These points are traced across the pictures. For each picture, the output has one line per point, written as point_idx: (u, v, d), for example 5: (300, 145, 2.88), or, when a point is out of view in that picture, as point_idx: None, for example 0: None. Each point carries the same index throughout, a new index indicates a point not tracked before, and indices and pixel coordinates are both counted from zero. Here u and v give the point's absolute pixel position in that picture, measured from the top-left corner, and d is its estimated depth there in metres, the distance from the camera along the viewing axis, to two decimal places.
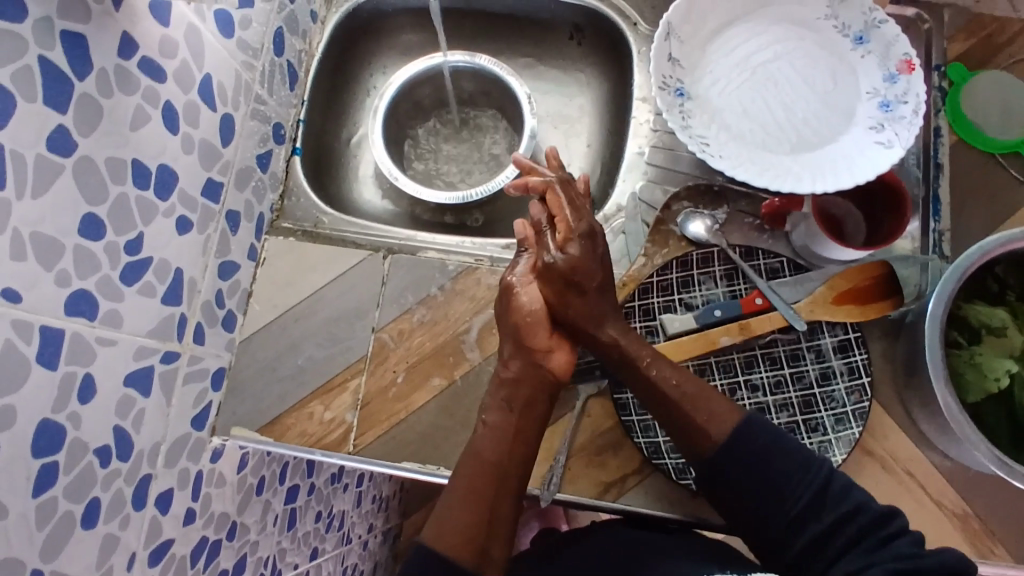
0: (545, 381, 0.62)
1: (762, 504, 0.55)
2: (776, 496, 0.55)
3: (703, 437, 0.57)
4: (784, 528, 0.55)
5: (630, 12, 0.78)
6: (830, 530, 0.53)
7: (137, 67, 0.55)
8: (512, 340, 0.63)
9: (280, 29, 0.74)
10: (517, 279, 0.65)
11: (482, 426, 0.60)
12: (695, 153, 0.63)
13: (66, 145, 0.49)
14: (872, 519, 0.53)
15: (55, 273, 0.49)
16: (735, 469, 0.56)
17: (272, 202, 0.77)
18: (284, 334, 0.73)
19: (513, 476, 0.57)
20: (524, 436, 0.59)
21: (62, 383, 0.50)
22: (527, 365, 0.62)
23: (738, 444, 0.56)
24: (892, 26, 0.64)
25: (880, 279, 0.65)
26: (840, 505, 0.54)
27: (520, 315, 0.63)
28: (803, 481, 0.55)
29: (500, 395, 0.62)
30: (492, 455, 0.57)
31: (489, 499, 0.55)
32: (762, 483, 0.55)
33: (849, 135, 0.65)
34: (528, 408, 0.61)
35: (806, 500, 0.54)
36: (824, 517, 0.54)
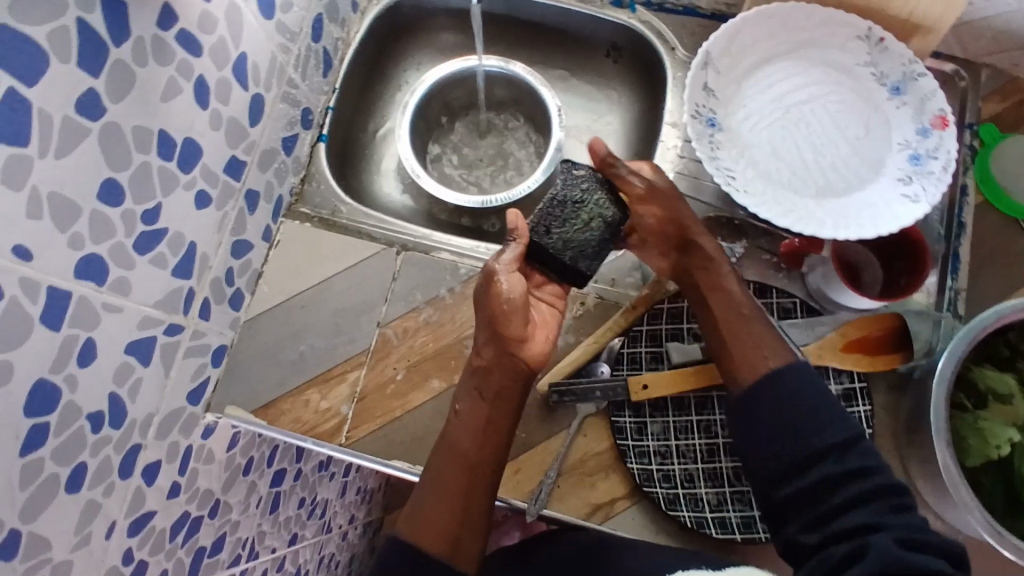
0: (519, 371, 0.61)
1: (786, 435, 0.54)
2: (803, 433, 0.54)
3: (761, 355, 0.58)
4: (798, 464, 0.53)
5: (670, 38, 0.78)
6: (841, 479, 0.52)
7: (173, 39, 0.55)
8: (487, 323, 0.61)
9: (320, 16, 0.74)
10: (502, 267, 0.61)
11: (455, 415, 0.60)
12: (720, 185, 0.63)
13: (95, 109, 0.49)
14: (889, 481, 0.51)
15: (69, 235, 0.49)
16: (780, 394, 0.55)
17: (293, 186, 0.77)
18: (290, 319, 0.73)
19: (486, 463, 0.57)
20: (496, 424, 0.59)
21: (62, 345, 0.50)
22: (502, 354, 0.60)
23: (788, 375, 0.56)
24: (930, 80, 0.63)
25: (892, 331, 0.65)
26: (864, 459, 0.52)
27: (499, 303, 0.60)
28: (833, 427, 0.54)
29: (473, 382, 0.61)
30: (465, 443, 0.57)
31: (462, 485, 0.56)
32: (795, 413, 0.55)
33: (877, 184, 0.64)
34: (500, 397, 0.60)
35: (829, 441, 0.53)
36: (843, 462, 0.52)
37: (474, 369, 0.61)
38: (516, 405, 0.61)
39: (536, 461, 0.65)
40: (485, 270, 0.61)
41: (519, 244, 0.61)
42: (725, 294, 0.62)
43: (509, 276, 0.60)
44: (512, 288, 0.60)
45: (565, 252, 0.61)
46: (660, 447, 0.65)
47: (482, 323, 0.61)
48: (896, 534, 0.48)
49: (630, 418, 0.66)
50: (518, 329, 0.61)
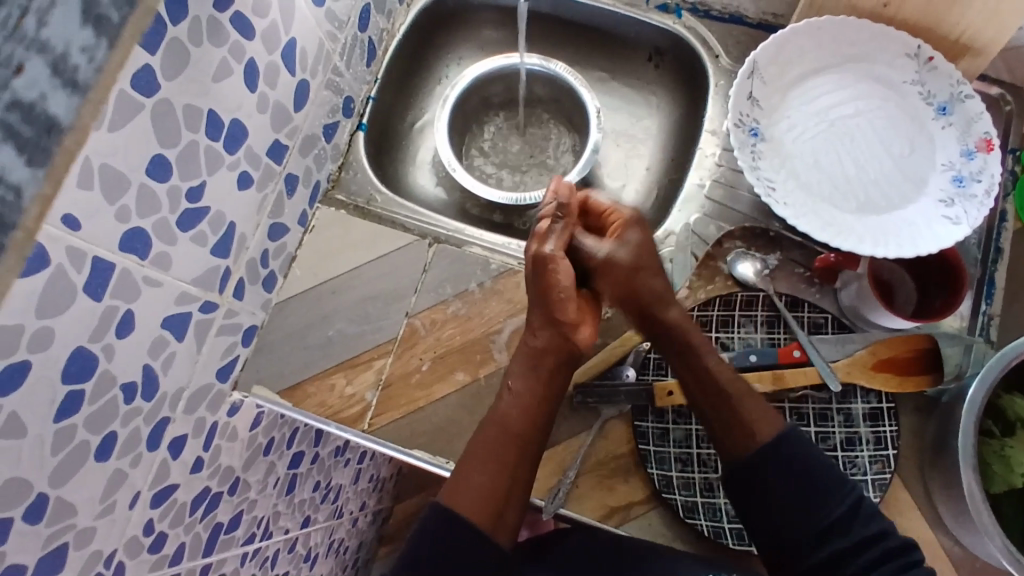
0: (572, 355, 0.61)
1: (795, 511, 0.56)
2: (813, 508, 0.55)
3: (748, 437, 0.57)
4: (811, 537, 0.55)
5: (714, 45, 0.78)
6: (853, 549, 0.54)
7: (229, 21, 0.55)
8: (545, 312, 0.61)
9: (367, 5, 0.75)
10: (554, 252, 0.61)
11: (508, 391, 0.60)
12: (761, 196, 0.63)
13: (151, 85, 0.50)
14: (897, 544, 0.54)
15: (116, 208, 0.50)
16: (783, 470, 0.56)
17: (330, 172, 0.78)
18: (320, 304, 0.74)
19: (534, 443, 0.57)
20: (548, 401, 0.59)
21: (103, 315, 0.51)
22: (557, 337, 0.60)
23: (783, 447, 0.57)
24: (977, 103, 0.63)
25: (922, 353, 0.64)
26: (870, 526, 0.55)
27: (556, 293, 0.60)
28: (839, 496, 0.56)
29: (525, 361, 0.60)
30: (516, 421, 0.57)
31: (511, 461, 0.56)
32: (800, 488, 0.56)
33: (918, 204, 0.64)
34: (553, 377, 0.60)
35: (839, 514, 0.55)
36: (852, 534, 0.55)
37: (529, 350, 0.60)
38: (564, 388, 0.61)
39: (556, 460, 0.65)
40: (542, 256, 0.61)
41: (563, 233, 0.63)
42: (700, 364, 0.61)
43: (564, 261, 0.61)
44: (568, 277, 0.61)
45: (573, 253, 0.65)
46: (682, 454, 0.65)
47: (537, 305, 0.61)
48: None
49: (653, 423, 0.66)
50: (574, 316, 0.61)
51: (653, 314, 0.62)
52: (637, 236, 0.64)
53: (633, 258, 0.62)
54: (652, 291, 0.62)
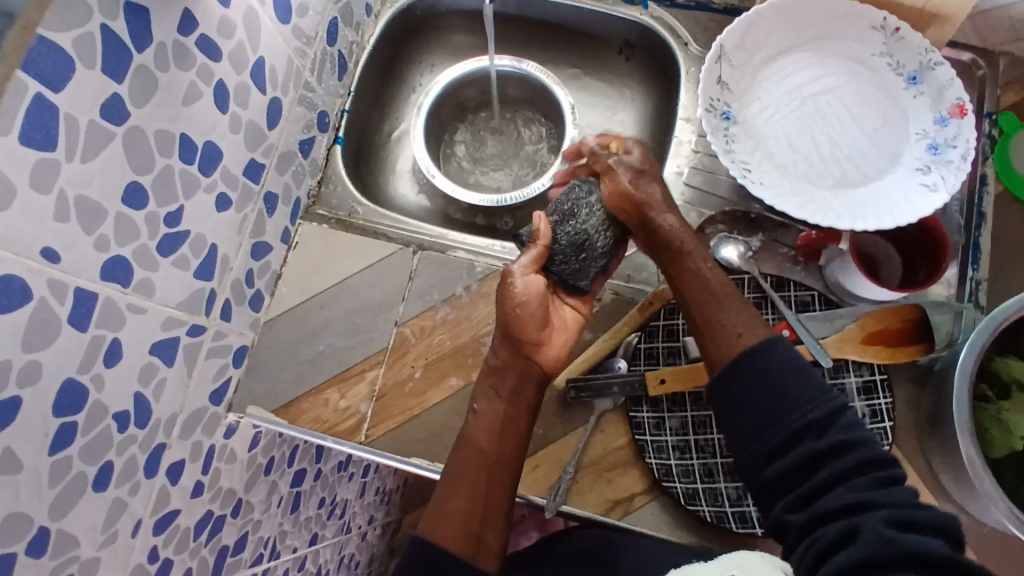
0: (531, 372, 0.61)
1: (763, 417, 0.53)
2: (779, 415, 0.53)
3: (732, 338, 0.56)
4: (784, 444, 0.52)
5: (682, 34, 0.78)
6: (821, 458, 0.51)
7: (194, 44, 0.55)
8: (501, 328, 0.61)
9: (334, 19, 0.75)
10: (518, 269, 0.62)
11: (474, 414, 0.60)
12: (736, 178, 0.62)
13: (120, 113, 0.50)
14: (871, 458, 0.50)
15: (95, 238, 0.50)
16: (753, 375, 0.54)
17: (310, 188, 0.78)
18: (309, 320, 0.74)
19: (505, 463, 0.57)
20: (513, 421, 0.59)
21: (89, 345, 0.51)
22: (515, 355, 0.61)
23: (761, 350, 0.55)
24: (947, 69, 0.62)
25: (911, 324, 0.64)
26: (846, 434, 0.51)
27: (511, 304, 0.60)
28: (812, 403, 0.52)
29: (488, 383, 0.61)
30: (484, 443, 0.57)
31: (482, 482, 0.56)
32: (771, 390, 0.54)
33: (894, 174, 0.63)
34: (515, 395, 0.60)
35: (808, 420, 0.52)
36: (822, 439, 0.51)
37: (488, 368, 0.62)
38: (532, 406, 0.61)
39: (554, 458, 0.66)
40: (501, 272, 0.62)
41: (536, 250, 0.63)
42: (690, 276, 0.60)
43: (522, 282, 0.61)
44: (525, 288, 0.61)
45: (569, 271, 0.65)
46: (679, 442, 0.65)
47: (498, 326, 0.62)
48: (887, 512, 0.46)
49: (647, 413, 0.65)
50: (533, 335, 0.61)
51: (648, 219, 0.63)
52: (643, 160, 0.66)
53: (642, 165, 0.65)
54: (648, 199, 0.63)
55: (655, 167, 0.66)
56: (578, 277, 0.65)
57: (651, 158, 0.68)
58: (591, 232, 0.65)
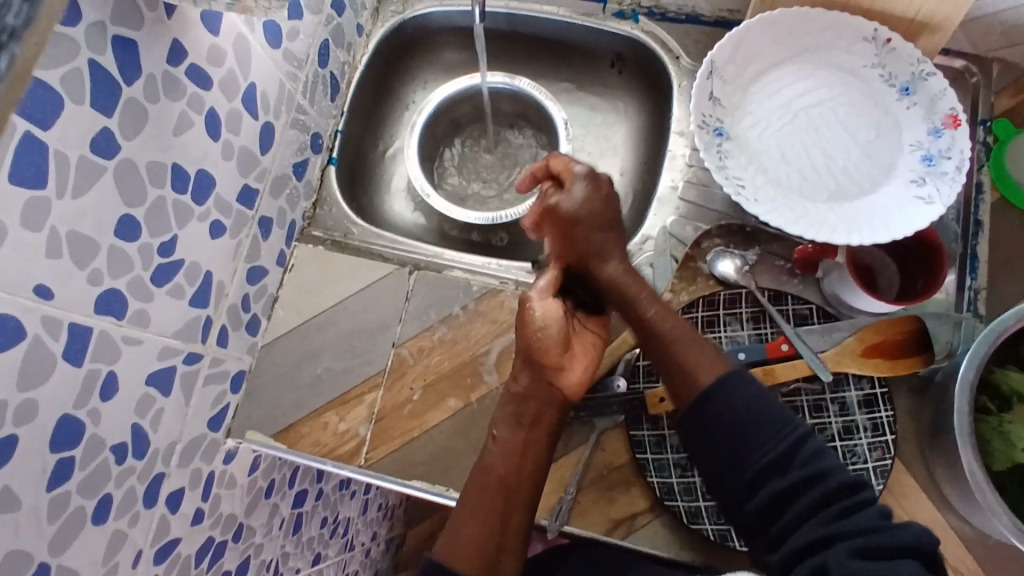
0: (554, 399, 0.60)
1: (725, 460, 0.56)
2: (740, 457, 0.55)
3: (691, 382, 0.58)
4: (751, 482, 0.55)
5: (674, 47, 0.78)
6: (791, 493, 0.53)
7: (184, 74, 0.55)
8: (522, 353, 0.61)
9: (326, 41, 0.75)
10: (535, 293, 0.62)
11: (492, 440, 0.60)
12: (731, 195, 0.62)
13: (110, 147, 0.49)
14: (838, 486, 0.52)
15: (88, 272, 0.50)
16: (718, 412, 0.56)
17: (305, 210, 0.77)
18: (306, 343, 0.73)
19: (524, 489, 0.57)
20: (533, 448, 0.59)
21: (85, 380, 0.51)
22: (537, 380, 0.60)
23: (722, 392, 0.57)
24: (939, 80, 0.62)
25: (910, 335, 0.64)
26: (807, 469, 0.53)
27: (531, 329, 0.60)
28: (773, 439, 0.55)
29: (509, 409, 0.61)
30: (502, 469, 0.58)
31: (499, 507, 0.56)
32: (727, 433, 0.56)
33: (889, 186, 0.63)
34: (536, 421, 0.60)
35: (768, 458, 0.54)
36: (788, 476, 0.53)
37: (510, 397, 0.61)
38: (552, 432, 0.60)
39: (556, 479, 0.65)
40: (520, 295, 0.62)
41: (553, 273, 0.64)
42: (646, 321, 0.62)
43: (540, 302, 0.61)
44: (545, 312, 0.60)
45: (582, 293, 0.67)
46: (680, 460, 0.64)
47: (519, 351, 0.61)
48: (850, 545, 0.48)
49: (648, 431, 0.65)
50: (555, 359, 0.60)
51: (592, 267, 0.65)
52: (586, 190, 0.66)
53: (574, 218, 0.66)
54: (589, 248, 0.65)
55: (599, 199, 0.66)
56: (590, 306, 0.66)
57: (605, 185, 0.67)
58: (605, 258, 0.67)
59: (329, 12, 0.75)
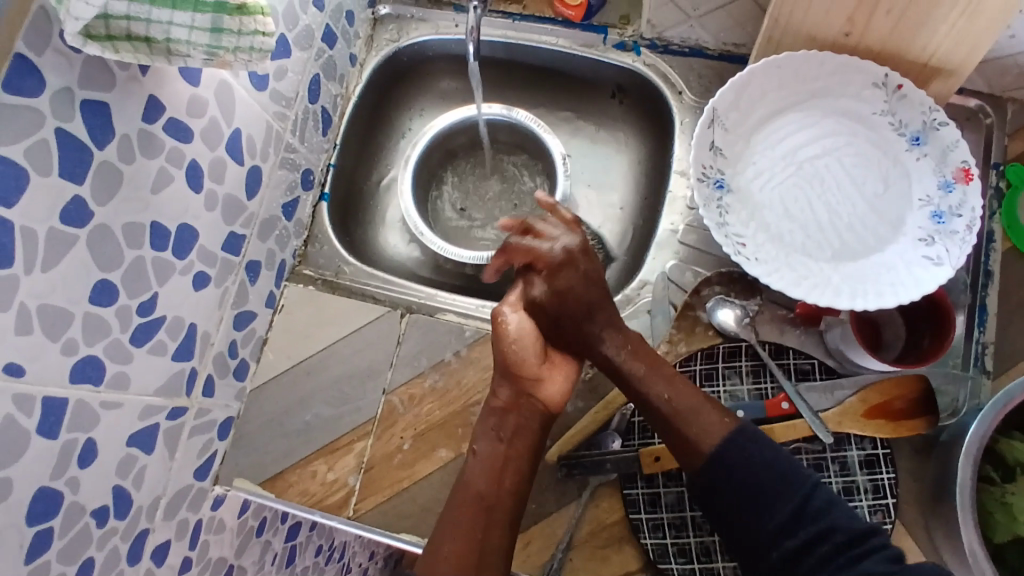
0: (535, 411, 0.61)
1: (741, 521, 0.54)
2: (754, 518, 0.54)
3: (692, 450, 0.56)
4: (763, 543, 0.53)
5: (676, 81, 0.76)
6: (805, 547, 0.52)
7: (162, 130, 0.53)
8: (500, 368, 0.62)
9: (316, 76, 0.73)
10: (508, 306, 0.64)
11: (472, 456, 0.58)
12: (730, 255, 0.59)
13: (82, 216, 0.48)
14: (847, 538, 0.51)
15: (62, 343, 0.48)
16: (733, 474, 0.55)
17: (295, 249, 0.76)
18: (295, 387, 0.72)
19: (503, 505, 0.55)
20: (514, 461, 0.58)
21: (62, 450, 0.50)
22: (517, 394, 0.61)
23: (724, 457, 0.55)
24: (952, 130, 0.59)
25: (915, 395, 0.62)
26: (818, 524, 0.52)
27: (507, 343, 0.61)
28: (786, 496, 0.53)
29: (489, 423, 0.60)
30: (481, 485, 0.55)
31: (480, 526, 0.53)
32: (741, 493, 0.54)
33: (897, 245, 0.60)
34: (516, 435, 0.59)
35: (783, 516, 0.53)
36: (799, 533, 0.53)
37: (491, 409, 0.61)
38: (532, 445, 0.59)
39: (547, 534, 0.64)
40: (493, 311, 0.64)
41: (522, 287, 0.65)
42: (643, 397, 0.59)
43: (514, 315, 0.63)
44: (518, 326, 0.63)
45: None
46: (675, 519, 0.62)
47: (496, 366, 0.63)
48: None
49: (642, 490, 0.63)
50: (531, 370, 0.61)
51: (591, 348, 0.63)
52: (567, 280, 0.63)
53: (558, 305, 0.62)
54: (585, 335, 0.63)
55: (583, 282, 0.63)
56: None
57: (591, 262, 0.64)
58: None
59: (319, 46, 0.72)
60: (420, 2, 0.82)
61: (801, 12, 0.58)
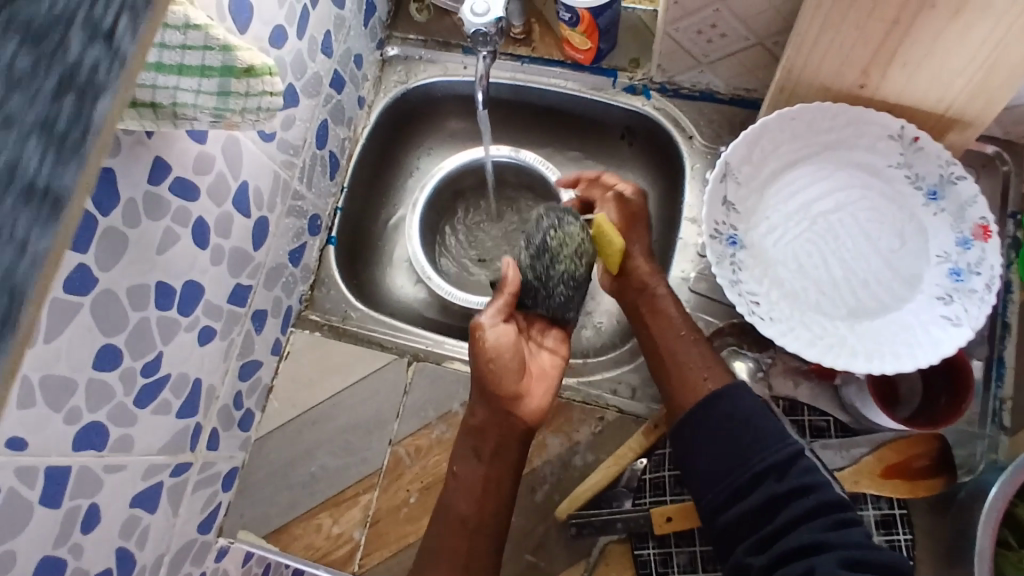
0: (512, 429, 0.59)
1: (726, 455, 0.54)
2: (741, 457, 0.53)
3: (697, 381, 0.59)
4: (738, 487, 0.53)
5: (687, 126, 0.75)
6: (784, 498, 0.51)
7: (168, 190, 0.53)
8: (478, 387, 0.58)
9: (324, 121, 0.72)
10: (488, 320, 0.59)
11: (452, 476, 0.59)
12: (743, 313, 0.58)
13: (86, 283, 0.47)
14: (830, 497, 0.50)
15: (65, 412, 0.48)
16: (732, 410, 0.55)
17: (302, 294, 0.75)
18: (300, 437, 0.71)
19: (488, 529, 0.57)
20: (495, 481, 0.58)
21: (65, 518, 0.49)
22: (493, 414, 0.58)
23: (731, 401, 0.56)
24: (969, 185, 0.58)
25: (931, 454, 0.61)
26: (802, 478, 0.51)
27: (484, 360, 0.57)
28: (772, 446, 0.53)
29: (466, 442, 0.59)
30: (464, 509, 0.57)
31: (463, 550, 0.55)
32: (734, 432, 0.54)
33: (914, 303, 0.59)
34: (495, 455, 0.58)
35: (768, 462, 0.52)
36: (785, 481, 0.52)
37: (469, 430, 0.59)
38: (514, 462, 0.59)
39: None
40: (471, 325, 0.59)
41: (504, 297, 0.60)
42: (662, 318, 0.64)
43: (492, 331, 0.58)
44: (498, 341, 0.58)
45: (544, 312, 0.62)
46: None
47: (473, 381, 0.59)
48: (842, 556, 0.46)
49: (653, 550, 0.62)
50: (511, 388, 0.58)
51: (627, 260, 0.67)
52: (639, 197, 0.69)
53: (635, 210, 0.68)
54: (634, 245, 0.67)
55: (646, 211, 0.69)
56: (567, 309, 0.62)
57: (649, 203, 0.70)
58: (552, 278, 0.59)
59: (327, 91, 0.72)
60: (429, 44, 0.81)
61: (815, 65, 0.57)
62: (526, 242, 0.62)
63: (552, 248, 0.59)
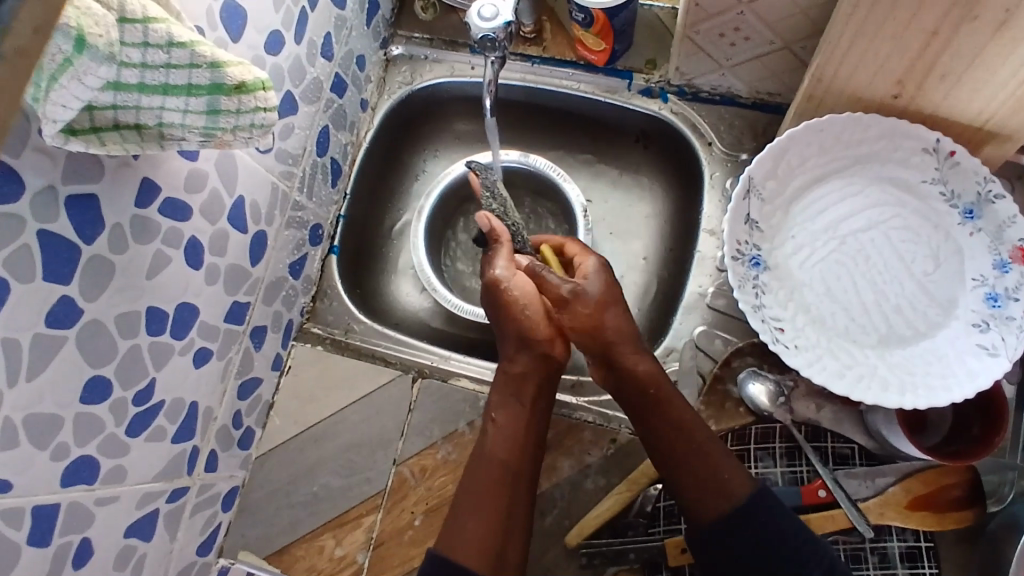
0: (552, 370, 0.62)
1: (751, 537, 0.53)
2: (768, 543, 0.52)
3: (721, 488, 0.55)
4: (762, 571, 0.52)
5: (706, 131, 0.71)
6: None
7: (157, 212, 0.50)
8: (515, 336, 0.63)
9: (325, 128, 0.69)
10: (504, 273, 0.64)
11: (492, 422, 0.59)
12: (767, 343, 0.55)
13: (70, 315, 0.45)
14: None
15: (52, 448, 0.45)
16: (756, 496, 0.54)
17: (303, 305, 0.72)
18: (303, 455, 0.69)
19: (526, 472, 0.57)
20: (533, 428, 0.59)
21: (55, 556, 0.47)
22: (536, 357, 0.62)
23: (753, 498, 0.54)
24: (1008, 205, 0.54)
25: (958, 486, 0.58)
26: (830, 563, 0.52)
27: (517, 309, 0.63)
28: (798, 532, 0.53)
29: (507, 390, 0.61)
30: (504, 453, 0.57)
31: (504, 494, 0.55)
32: (757, 518, 0.53)
33: (947, 330, 0.56)
34: (537, 398, 0.61)
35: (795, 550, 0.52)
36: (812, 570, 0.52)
37: (511, 376, 0.61)
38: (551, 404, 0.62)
39: None
40: (489, 280, 0.64)
41: (505, 248, 0.66)
42: (675, 426, 0.58)
43: (514, 280, 0.64)
44: (522, 289, 0.64)
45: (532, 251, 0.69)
46: None
47: (508, 334, 0.63)
48: None
49: None
50: (545, 330, 0.63)
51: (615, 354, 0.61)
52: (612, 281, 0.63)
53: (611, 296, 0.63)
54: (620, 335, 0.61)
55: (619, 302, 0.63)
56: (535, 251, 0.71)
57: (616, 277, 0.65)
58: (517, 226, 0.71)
59: (328, 96, 0.69)
60: (435, 43, 0.78)
61: (846, 75, 0.53)
62: (490, 197, 0.72)
63: (504, 209, 0.71)
